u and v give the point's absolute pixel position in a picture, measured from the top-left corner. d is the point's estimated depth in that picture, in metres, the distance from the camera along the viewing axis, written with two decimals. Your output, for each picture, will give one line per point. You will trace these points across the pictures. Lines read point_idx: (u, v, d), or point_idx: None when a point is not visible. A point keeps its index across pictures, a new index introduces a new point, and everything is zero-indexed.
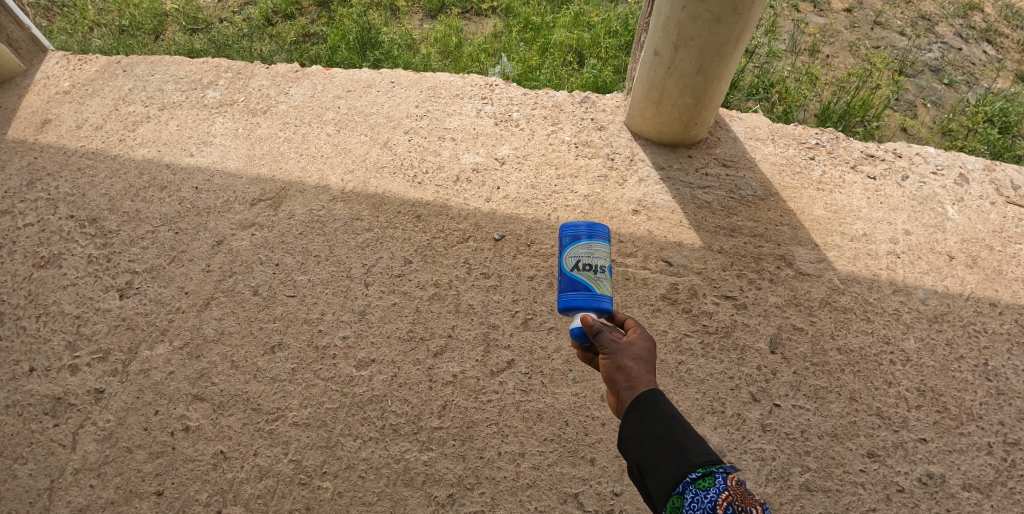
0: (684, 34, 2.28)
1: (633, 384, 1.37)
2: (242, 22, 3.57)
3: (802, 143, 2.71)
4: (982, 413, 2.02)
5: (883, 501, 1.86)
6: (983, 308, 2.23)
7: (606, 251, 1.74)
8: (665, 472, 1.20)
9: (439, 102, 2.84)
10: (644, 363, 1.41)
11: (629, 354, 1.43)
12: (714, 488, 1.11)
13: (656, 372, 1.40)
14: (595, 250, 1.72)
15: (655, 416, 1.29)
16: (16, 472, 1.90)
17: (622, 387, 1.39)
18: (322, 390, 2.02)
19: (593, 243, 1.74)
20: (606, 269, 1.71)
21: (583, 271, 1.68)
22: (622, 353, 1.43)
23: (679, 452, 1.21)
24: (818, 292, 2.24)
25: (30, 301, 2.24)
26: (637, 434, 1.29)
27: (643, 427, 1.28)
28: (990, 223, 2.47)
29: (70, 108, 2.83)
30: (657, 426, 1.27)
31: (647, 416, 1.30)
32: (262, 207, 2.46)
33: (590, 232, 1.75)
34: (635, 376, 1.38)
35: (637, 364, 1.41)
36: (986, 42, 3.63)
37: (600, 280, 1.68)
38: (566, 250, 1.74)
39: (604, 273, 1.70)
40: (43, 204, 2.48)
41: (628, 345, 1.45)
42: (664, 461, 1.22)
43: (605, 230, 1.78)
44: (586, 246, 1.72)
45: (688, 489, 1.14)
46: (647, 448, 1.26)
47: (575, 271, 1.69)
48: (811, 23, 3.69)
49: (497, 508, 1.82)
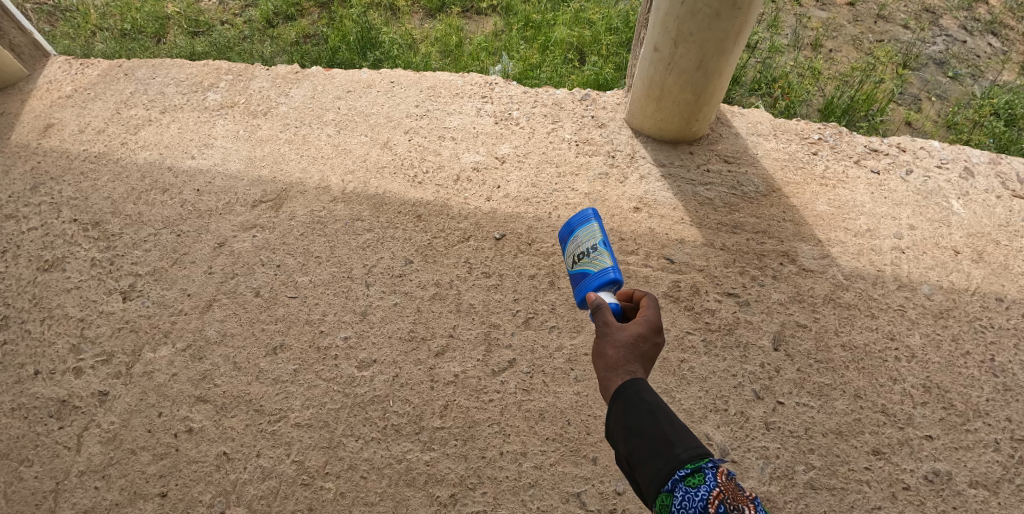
0: (684, 29, 2.26)
1: (612, 374, 1.39)
2: (243, 24, 3.58)
3: (805, 138, 2.69)
4: (989, 409, 2.00)
5: (889, 498, 1.84)
6: (989, 303, 2.21)
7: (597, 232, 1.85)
8: (653, 467, 1.19)
9: (440, 101, 2.83)
10: (626, 351, 1.42)
11: (613, 340, 1.44)
12: (705, 485, 1.11)
13: (637, 362, 1.41)
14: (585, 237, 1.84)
15: (641, 410, 1.28)
16: (22, 475, 1.92)
17: (601, 375, 1.42)
18: (325, 390, 2.02)
19: (585, 231, 1.85)
20: (599, 246, 1.79)
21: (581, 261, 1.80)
22: (606, 339, 1.45)
23: (667, 447, 1.20)
24: (823, 288, 2.23)
25: (35, 305, 2.25)
26: (624, 426, 1.28)
27: (629, 420, 1.28)
28: (996, 217, 2.44)
29: (73, 112, 2.85)
30: (643, 419, 1.27)
31: (632, 408, 1.30)
32: (263, 208, 2.46)
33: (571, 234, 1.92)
34: (614, 365, 1.40)
35: (618, 352, 1.42)
36: (991, 34, 3.60)
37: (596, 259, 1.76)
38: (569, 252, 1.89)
39: (599, 250, 1.78)
40: (47, 208, 2.49)
41: (616, 330, 1.46)
42: (652, 456, 1.21)
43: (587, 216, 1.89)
44: (578, 237, 1.86)
45: (677, 486, 1.14)
46: (634, 441, 1.25)
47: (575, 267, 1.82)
48: (814, 18, 3.67)
49: (500, 508, 1.82)
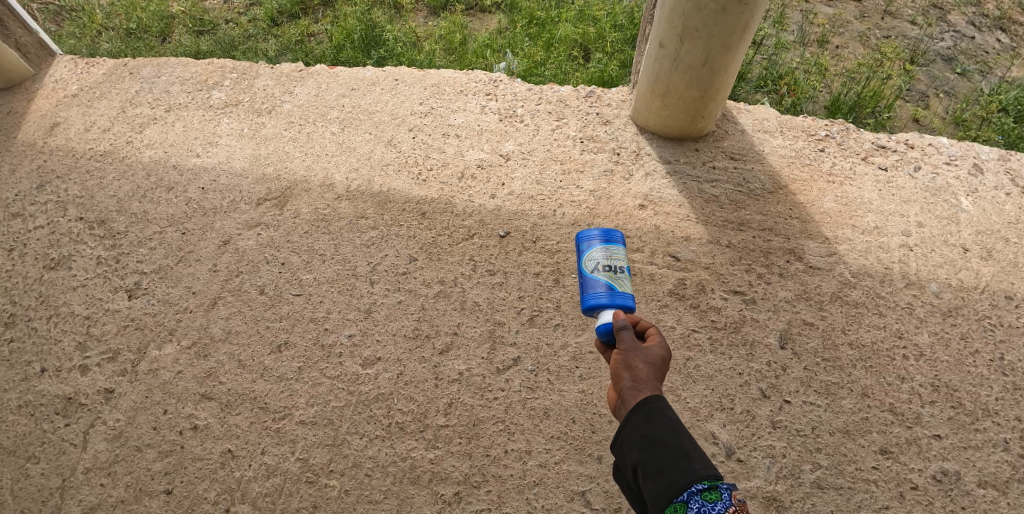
0: (689, 25, 2.24)
1: (638, 386, 1.42)
2: (248, 23, 3.58)
3: (812, 134, 2.67)
4: (998, 408, 1.98)
5: (897, 498, 1.83)
6: (998, 301, 2.19)
7: (622, 254, 1.90)
8: (668, 478, 1.23)
9: (444, 99, 2.82)
10: (654, 368, 1.46)
11: (644, 355, 1.47)
12: (721, 502, 1.14)
13: (662, 379, 1.44)
14: (612, 254, 1.88)
15: (661, 423, 1.32)
16: (28, 472, 1.92)
17: (626, 384, 1.44)
18: (329, 388, 2.02)
19: (609, 250, 1.89)
20: (624, 269, 1.85)
21: (604, 273, 1.82)
22: (636, 353, 1.49)
23: (686, 461, 1.23)
24: (830, 286, 2.21)
25: (42, 303, 2.26)
26: (641, 437, 1.32)
27: (648, 431, 1.32)
28: (1006, 214, 2.41)
29: (79, 111, 2.86)
30: (664, 432, 1.30)
31: (654, 421, 1.33)
32: (268, 206, 2.46)
33: (605, 239, 1.92)
34: (641, 378, 1.43)
35: (647, 367, 1.45)
36: (999, 29, 3.56)
37: (619, 279, 1.81)
38: (585, 256, 1.89)
39: (623, 273, 1.84)
40: (53, 207, 2.50)
41: (643, 347, 1.49)
42: (669, 468, 1.24)
43: (619, 237, 1.95)
44: (599, 250, 1.88)
45: (693, 498, 1.17)
46: (651, 452, 1.29)
47: (596, 272, 1.83)
48: (820, 14, 3.64)
49: (504, 506, 1.81)
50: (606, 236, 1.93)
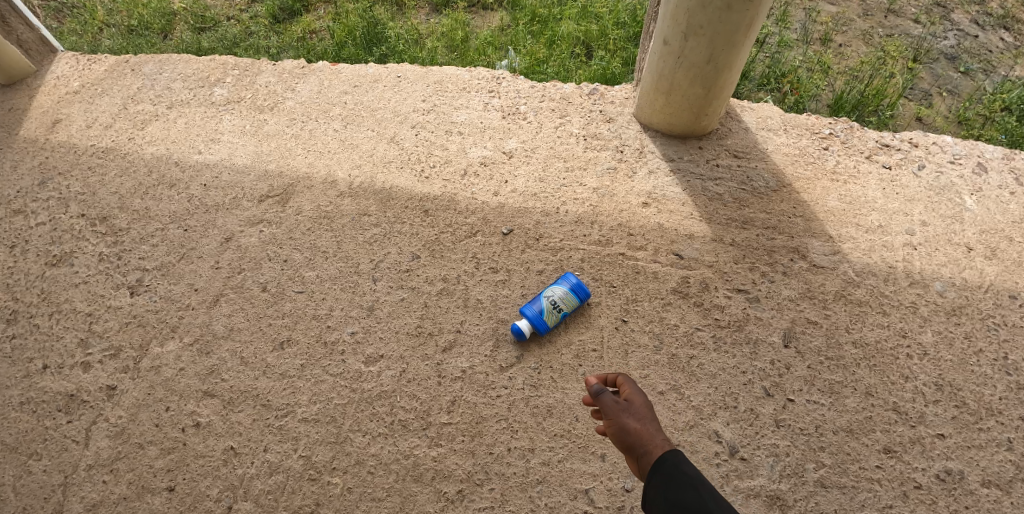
0: (693, 22, 2.23)
1: (649, 449, 1.39)
2: (250, 20, 3.57)
3: (816, 133, 2.66)
4: (1002, 407, 1.98)
5: (900, 497, 1.83)
6: (1002, 300, 2.18)
7: (574, 304, 2.09)
8: None
9: (447, 96, 2.82)
10: (651, 423, 1.45)
11: (636, 415, 1.46)
12: None
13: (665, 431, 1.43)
14: (566, 297, 2.08)
15: (681, 482, 1.27)
16: (30, 468, 1.92)
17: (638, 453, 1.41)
18: (332, 385, 2.02)
19: (570, 293, 2.09)
20: (563, 314, 2.08)
21: (548, 301, 2.06)
22: (626, 415, 1.47)
23: None
24: (833, 284, 2.20)
25: (43, 299, 2.25)
26: (666, 500, 1.26)
27: (671, 493, 1.26)
28: (1010, 213, 2.41)
29: (81, 108, 2.85)
30: (686, 492, 1.25)
31: (673, 481, 1.28)
32: (270, 203, 2.45)
33: (573, 285, 2.11)
34: (645, 439, 1.41)
35: (644, 426, 1.44)
36: (1004, 28, 3.54)
37: (552, 313, 2.06)
38: (551, 284, 2.13)
39: (559, 314, 2.07)
40: (55, 203, 2.49)
41: (629, 407, 1.48)
42: None
43: (587, 293, 2.13)
44: (563, 290, 2.09)
45: None
46: None
47: (544, 297, 2.07)
48: (823, 12, 3.63)
49: (507, 504, 1.81)
50: (576, 285, 2.11)
